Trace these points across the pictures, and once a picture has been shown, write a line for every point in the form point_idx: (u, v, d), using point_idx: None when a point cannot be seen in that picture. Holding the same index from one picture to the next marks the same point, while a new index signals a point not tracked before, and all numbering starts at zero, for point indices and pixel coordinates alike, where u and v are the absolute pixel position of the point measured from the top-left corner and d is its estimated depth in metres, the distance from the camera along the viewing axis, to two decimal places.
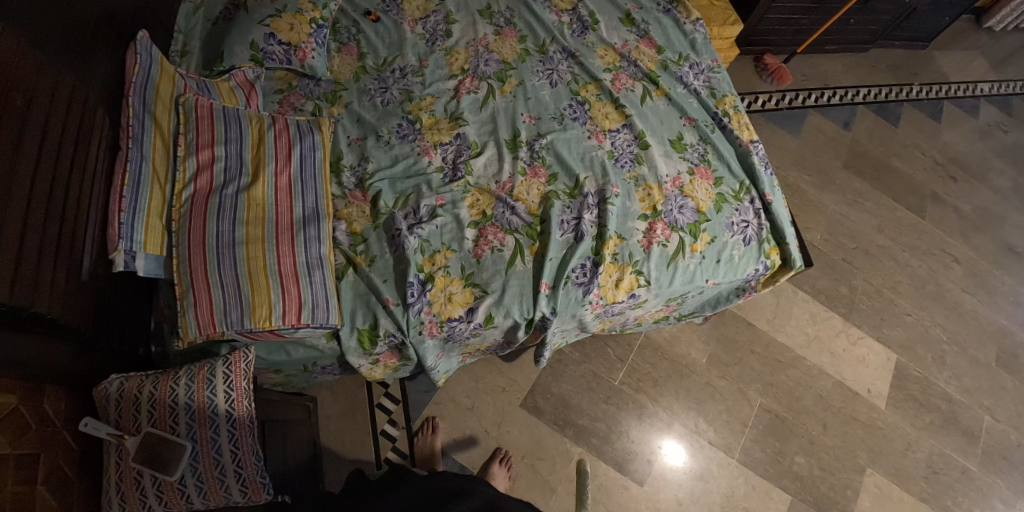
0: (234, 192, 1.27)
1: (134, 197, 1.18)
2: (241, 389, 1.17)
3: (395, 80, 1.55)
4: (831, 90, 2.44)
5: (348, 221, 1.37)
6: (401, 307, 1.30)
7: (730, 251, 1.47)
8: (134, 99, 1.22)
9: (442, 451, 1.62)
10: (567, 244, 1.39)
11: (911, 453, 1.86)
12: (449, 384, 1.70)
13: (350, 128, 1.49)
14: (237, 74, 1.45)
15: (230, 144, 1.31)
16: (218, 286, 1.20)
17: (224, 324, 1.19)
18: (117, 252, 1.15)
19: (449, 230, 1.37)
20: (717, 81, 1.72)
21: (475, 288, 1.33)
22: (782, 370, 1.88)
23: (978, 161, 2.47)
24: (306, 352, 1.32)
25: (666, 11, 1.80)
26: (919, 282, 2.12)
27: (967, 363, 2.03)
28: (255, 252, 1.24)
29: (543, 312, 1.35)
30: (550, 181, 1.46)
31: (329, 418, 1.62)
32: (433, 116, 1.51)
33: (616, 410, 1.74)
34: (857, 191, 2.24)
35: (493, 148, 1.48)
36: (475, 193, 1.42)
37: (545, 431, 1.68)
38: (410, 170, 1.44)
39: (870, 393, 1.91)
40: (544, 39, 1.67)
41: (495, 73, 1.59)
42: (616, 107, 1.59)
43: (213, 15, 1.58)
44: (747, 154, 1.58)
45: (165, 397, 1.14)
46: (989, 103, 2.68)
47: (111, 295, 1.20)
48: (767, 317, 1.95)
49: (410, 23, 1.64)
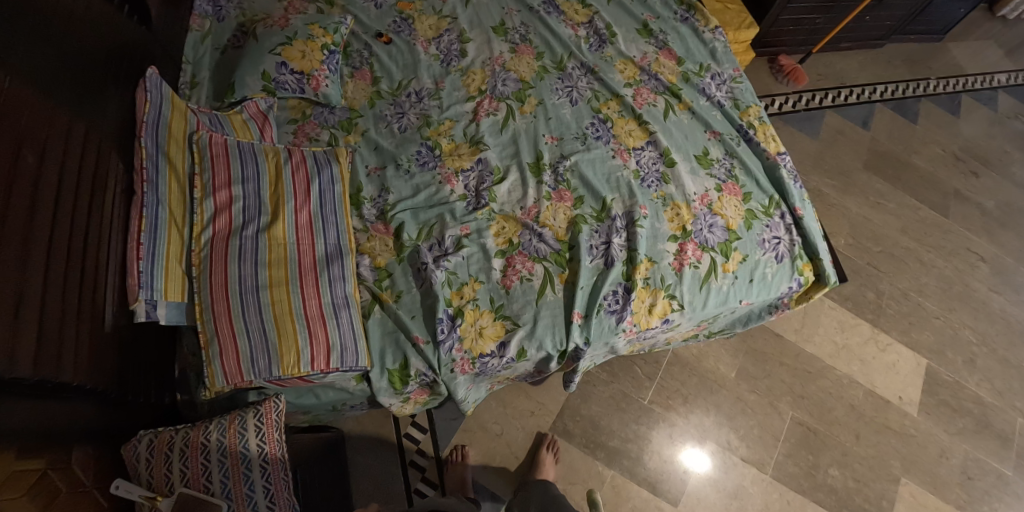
0: (254, 232, 1.25)
1: (151, 244, 1.16)
2: (274, 441, 1.14)
3: (412, 105, 1.51)
4: (848, 88, 2.39)
5: (372, 256, 1.34)
6: (431, 344, 1.27)
7: (762, 270, 1.44)
8: (146, 140, 1.20)
9: (472, 479, 1.58)
10: (598, 271, 1.35)
11: (945, 460, 1.83)
12: (476, 411, 1.66)
13: (368, 157, 1.45)
14: (249, 106, 1.41)
15: (247, 184, 1.29)
16: (243, 333, 1.18)
17: (252, 373, 1.17)
18: (137, 302, 1.13)
19: (475, 260, 1.34)
20: (740, 91, 1.67)
21: (505, 321, 1.30)
22: (812, 381, 1.85)
23: (998, 154, 2.43)
24: (335, 393, 1.28)
25: (684, 20, 1.76)
26: (945, 283, 2.09)
27: (998, 364, 2.00)
28: (279, 295, 1.22)
29: (577, 343, 1.31)
30: (576, 205, 1.41)
31: (357, 449, 1.59)
32: (453, 141, 1.47)
33: (647, 430, 1.70)
34: (879, 192, 2.20)
35: (516, 172, 1.44)
36: (500, 221, 1.38)
37: (576, 455, 1.65)
38: (432, 199, 1.40)
39: (902, 401, 1.88)
40: (562, 55, 1.63)
41: (513, 93, 1.54)
42: (639, 123, 1.55)
43: (221, 43, 1.56)
44: (775, 167, 1.55)
45: (197, 455, 1.11)
46: (1007, 94, 2.63)
47: (134, 345, 1.18)
48: (794, 327, 1.91)
49: (423, 43, 1.61)
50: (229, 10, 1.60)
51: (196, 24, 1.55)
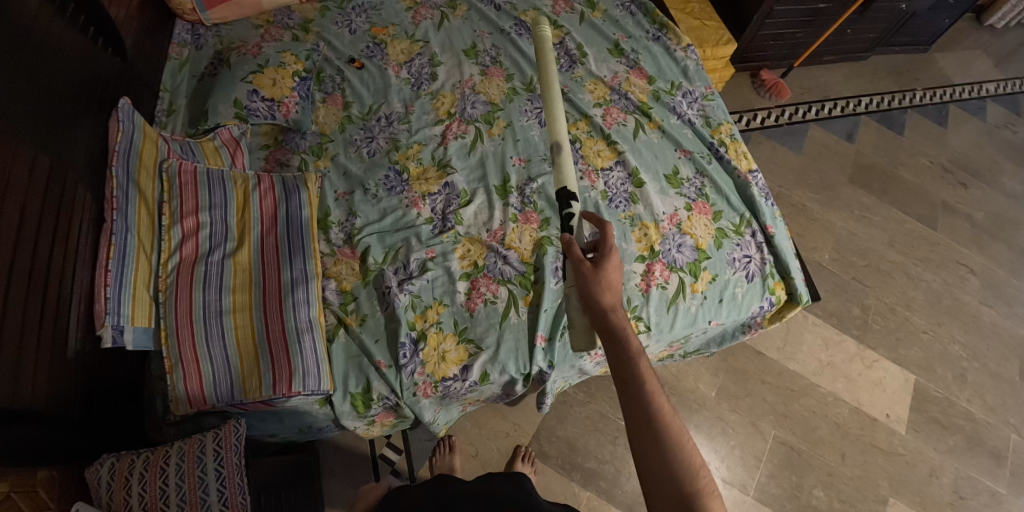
0: (220, 258, 1.26)
1: (119, 271, 1.15)
2: (232, 465, 1.15)
3: (381, 129, 1.53)
4: (832, 101, 2.40)
5: (338, 279, 1.34)
6: (394, 368, 1.28)
7: (732, 289, 1.43)
8: (117, 168, 1.18)
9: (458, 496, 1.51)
10: (562, 293, 1.38)
11: (935, 479, 1.77)
12: (451, 431, 1.66)
13: (337, 182, 1.46)
14: (222, 132, 1.40)
15: (215, 210, 1.29)
16: (207, 358, 1.18)
17: (214, 397, 1.18)
18: (104, 328, 1.11)
19: (440, 283, 1.36)
20: (712, 108, 1.70)
21: (469, 345, 1.32)
22: (795, 399, 1.82)
23: (988, 165, 2.41)
24: (300, 417, 1.29)
25: (656, 39, 1.80)
26: (934, 297, 2.06)
27: (989, 379, 1.95)
28: (243, 320, 1.23)
29: (541, 365, 1.35)
30: (543, 227, 1.45)
31: (332, 471, 1.58)
32: (421, 165, 1.49)
33: (624, 452, 1.69)
34: (864, 206, 2.18)
35: (483, 195, 1.47)
36: (465, 243, 1.40)
37: (552, 476, 1.64)
38: (398, 222, 1.42)
39: (889, 418, 1.83)
40: (531, 77, 1.67)
41: (482, 115, 1.58)
42: (608, 143, 1.55)
43: (198, 71, 1.57)
44: (746, 185, 1.56)
45: (156, 478, 1.12)
46: (996, 103, 2.62)
47: (99, 370, 1.18)
48: (777, 345, 1.89)
49: (394, 68, 1.63)
50: (208, 38, 1.61)
51: (174, 52, 1.57)
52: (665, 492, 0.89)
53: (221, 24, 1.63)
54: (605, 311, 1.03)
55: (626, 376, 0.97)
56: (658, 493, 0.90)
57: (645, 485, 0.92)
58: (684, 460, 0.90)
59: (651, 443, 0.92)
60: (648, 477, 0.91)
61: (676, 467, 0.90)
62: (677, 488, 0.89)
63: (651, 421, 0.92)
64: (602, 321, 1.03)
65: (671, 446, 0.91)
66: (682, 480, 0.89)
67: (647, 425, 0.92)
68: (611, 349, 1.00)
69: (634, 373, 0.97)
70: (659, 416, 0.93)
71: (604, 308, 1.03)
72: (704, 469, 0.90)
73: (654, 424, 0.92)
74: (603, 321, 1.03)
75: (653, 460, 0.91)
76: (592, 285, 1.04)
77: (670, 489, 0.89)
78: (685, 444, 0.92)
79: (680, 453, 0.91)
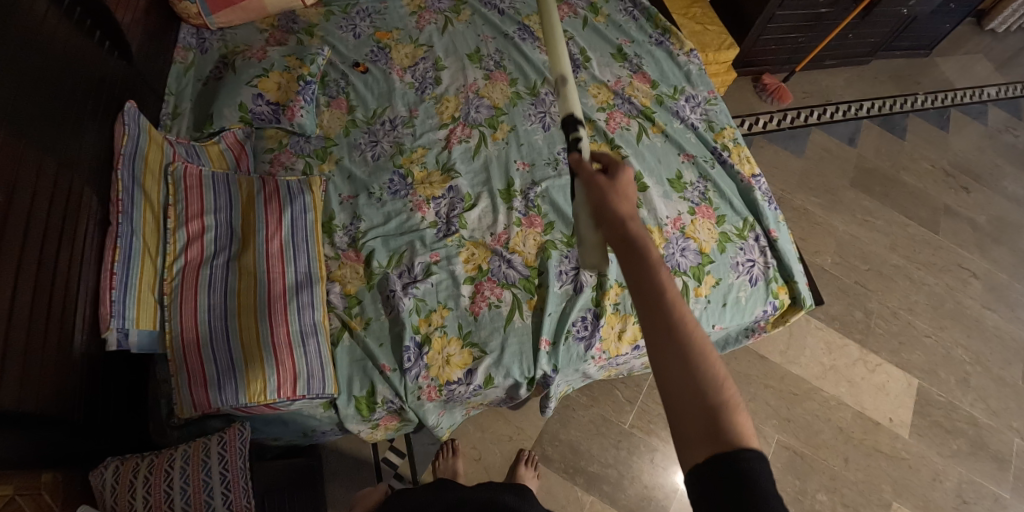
0: (225, 262, 1.25)
1: (124, 274, 1.15)
2: (236, 469, 1.15)
3: (385, 133, 1.54)
4: (834, 106, 2.41)
5: (342, 283, 1.35)
6: (398, 372, 1.28)
7: (735, 293, 1.44)
8: (123, 172, 1.19)
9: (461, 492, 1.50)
10: (566, 296, 1.38)
11: (939, 483, 1.76)
12: (454, 435, 1.65)
13: (341, 186, 1.46)
14: (227, 136, 1.42)
15: (220, 213, 1.29)
16: (212, 362, 1.17)
17: (219, 401, 1.16)
18: (109, 331, 1.12)
19: (444, 287, 1.36)
20: (715, 113, 1.71)
21: (473, 348, 1.32)
22: (798, 403, 1.81)
23: (989, 169, 2.41)
24: (303, 421, 1.29)
25: (659, 44, 1.81)
26: (936, 301, 2.06)
27: (992, 383, 1.95)
28: (247, 322, 1.21)
29: (544, 369, 1.34)
30: (547, 230, 1.45)
31: (334, 475, 1.57)
32: (425, 169, 1.50)
33: (627, 455, 1.69)
34: (866, 210, 2.19)
35: (487, 199, 1.47)
36: (470, 247, 1.41)
37: (555, 480, 1.63)
38: (402, 226, 1.42)
39: (893, 423, 1.83)
40: (535, 81, 1.67)
41: (486, 120, 1.58)
42: (611, 147, 1.56)
43: (203, 75, 1.57)
44: (749, 190, 1.57)
45: (160, 483, 1.11)
46: (997, 108, 2.62)
47: (103, 373, 1.19)
48: (780, 349, 1.89)
49: (398, 72, 1.64)
50: (213, 42, 1.62)
51: (179, 56, 1.57)
52: (683, 399, 0.76)
53: (226, 28, 1.64)
54: (615, 208, 0.91)
55: (639, 274, 0.84)
56: (673, 400, 0.77)
57: (661, 392, 0.79)
58: (705, 367, 0.77)
59: (665, 348, 0.79)
60: (665, 383, 0.78)
61: (694, 372, 0.77)
62: (696, 395, 0.76)
63: (667, 323, 0.79)
64: (614, 218, 0.91)
65: (688, 348, 0.78)
66: (703, 389, 0.76)
67: (662, 326, 0.79)
68: (620, 245, 0.88)
69: (648, 270, 0.84)
70: (676, 317, 0.80)
71: (614, 206, 0.91)
72: (727, 376, 0.77)
73: (669, 324, 0.79)
74: (613, 216, 0.91)
75: (670, 365, 0.78)
76: (605, 193, 0.93)
77: (687, 396, 0.76)
78: (705, 349, 0.78)
79: (700, 358, 0.77)
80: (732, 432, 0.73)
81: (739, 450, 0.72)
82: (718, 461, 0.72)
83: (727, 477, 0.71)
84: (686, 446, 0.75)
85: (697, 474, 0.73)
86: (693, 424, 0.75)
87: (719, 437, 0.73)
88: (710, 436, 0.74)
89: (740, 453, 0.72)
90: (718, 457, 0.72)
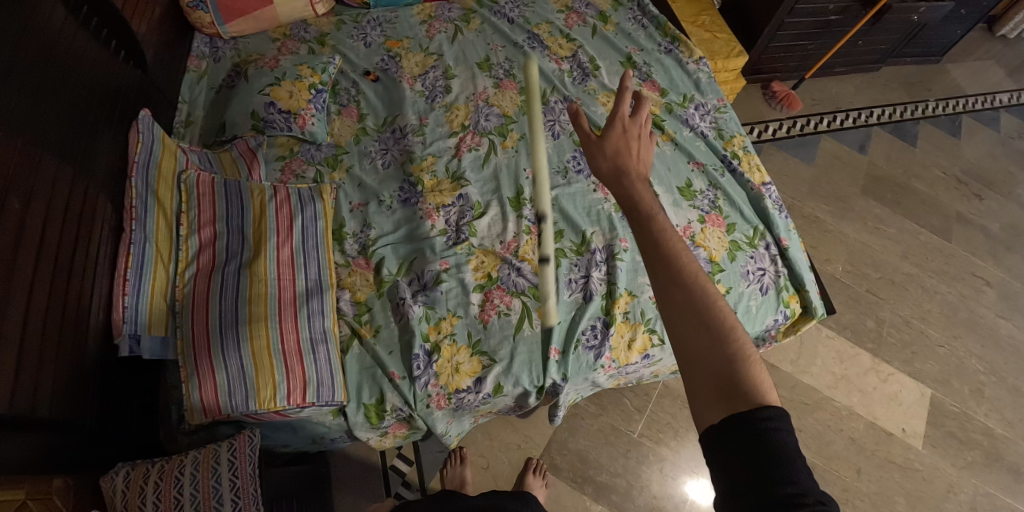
0: (236, 269, 1.24)
1: (137, 280, 1.16)
2: (246, 475, 1.15)
3: (395, 141, 1.55)
4: (844, 112, 2.40)
5: (352, 290, 1.35)
6: (407, 380, 1.28)
7: (747, 302, 1.44)
8: (137, 179, 1.20)
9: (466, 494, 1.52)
10: (576, 305, 1.39)
11: (953, 495, 1.74)
12: (463, 443, 1.65)
13: (351, 193, 1.47)
14: (239, 143, 1.43)
15: (231, 220, 1.29)
16: (222, 369, 1.15)
17: (229, 407, 1.16)
18: (121, 337, 1.13)
19: (454, 295, 1.36)
20: (724, 121, 1.71)
21: (482, 357, 1.32)
22: (809, 413, 1.80)
23: (1002, 176, 2.39)
24: (313, 428, 1.29)
25: (668, 52, 1.82)
26: (949, 310, 2.04)
27: (1007, 393, 1.93)
28: (257, 330, 1.19)
29: (554, 378, 1.34)
30: (556, 238, 1.45)
31: (343, 482, 1.57)
32: (435, 177, 1.50)
33: (637, 465, 1.68)
34: (877, 218, 2.17)
35: (496, 207, 1.48)
36: (480, 254, 1.42)
37: (563, 490, 1.62)
38: (413, 233, 1.43)
39: (905, 433, 1.81)
40: (545, 89, 1.68)
41: (496, 127, 1.59)
42: None
43: (216, 83, 1.59)
44: (759, 198, 1.57)
45: (170, 489, 1.11)
46: (1010, 114, 2.60)
47: (116, 379, 1.19)
48: (791, 358, 1.87)
49: (409, 80, 1.65)
50: (226, 51, 1.63)
51: (193, 65, 1.59)
52: (698, 357, 0.81)
53: (238, 37, 1.65)
54: (622, 181, 0.99)
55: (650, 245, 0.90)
56: (689, 359, 0.82)
57: (677, 351, 0.84)
58: (716, 323, 0.82)
59: (678, 310, 0.84)
60: (680, 340, 0.83)
61: (708, 329, 0.82)
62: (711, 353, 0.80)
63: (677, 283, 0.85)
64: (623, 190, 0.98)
65: (699, 307, 0.83)
66: (717, 344, 0.81)
67: (672, 288, 0.85)
68: (630, 214, 0.95)
69: (655, 236, 0.90)
70: (686, 276, 0.86)
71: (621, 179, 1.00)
72: (739, 331, 0.82)
73: (680, 285, 0.85)
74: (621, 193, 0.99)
75: (684, 323, 0.83)
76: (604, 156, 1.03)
77: (700, 351, 0.81)
78: (716, 306, 0.84)
79: (712, 315, 0.83)
80: (748, 383, 0.77)
81: (756, 404, 0.76)
82: (737, 416, 0.75)
83: (746, 431, 0.74)
84: (702, 404, 0.79)
85: (716, 432, 0.76)
86: (709, 379, 0.79)
87: (735, 391, 0.77)
88: (723, 392, 0.78)
89: (758, 406, 0.75)
90: (737, 412, 0.76)
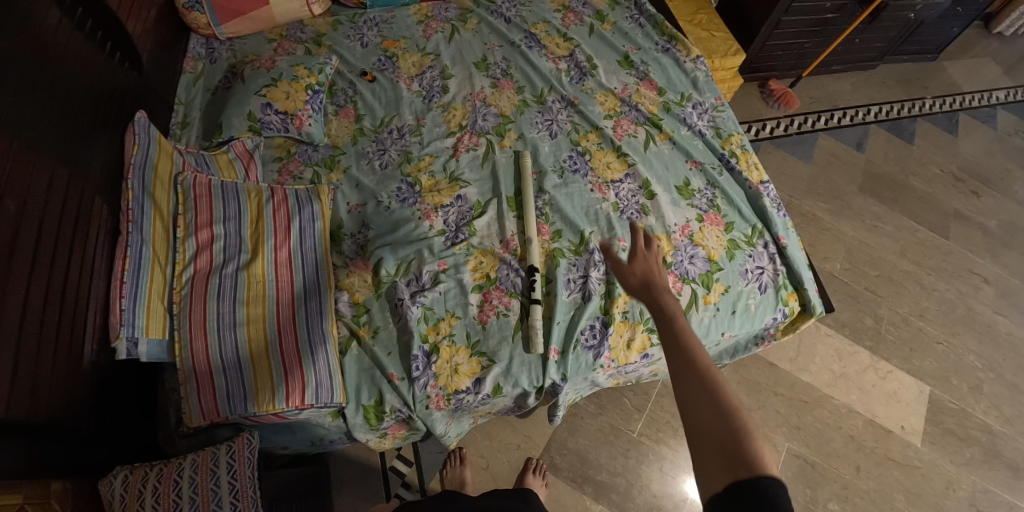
0: (233, 271, 1.24)
1: (134, 283, 1.14)
2: (245, 477, 1.15)
3: (393, 141, 1.54)
4: (841, 110, 2.40)
5: (350, 291, 1.34)
6: (406, 381, 1.28)
7: (745, 300, 1.44)
8: (133, 182, 1.18)
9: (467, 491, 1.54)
10: (575, 304, 1.38)
11: (952, 492, 1.74)
12: (462, 444, 1.65)
13: (350, 194, 1.47)
14: (237, 145, 1.41)
15: (229, 222, 1.27)
16: (220, 371, 1.17)
17: (227, 410, 1.16)
18: (118, 340, 1.11)
19: (453, 295, 1.36)
20: (722, 120, 1.71)
21: (481, 357, 1.32)
22: (808, 411, 1.80)
23: (1000, 173, 2.39)
24: (312, 430, 1.29)
25: (666, 51, 1.81)
26: (948, 307, 2.04)
27: (1006, 390, 1.93)
28: (256, 332, 1.21)
29: (553, 378, 1.34)
30: (554, 238, 1.45)
31: (343, 482, 1.57)
32: (433, 177, 1.50)
33: (637, 464, 1.67)
34: (875, 215, 2.17)
35: (495, 206, 1.48)
36: (478, 255, 1.41)
37: (564, 489, 1.62)
38: (411, 234, 1.42)
39: (904, 430, 1.81)
40: (542, 88, 1.68)
41: (493, 127, 1.59)
42: (618, 155, 1.59)
43: (213, 84, 1.57)
44: (758, 197, 1.56)
45: (168, 491, 1.11)
46: (1007, 111, 2.61)
47: (113, 383, 1.18)
48: (790, 356, 1.88)
49: (406, 80, 1.65)
50: (222, 52, 1.62)
51: (189, 66, 1.58)
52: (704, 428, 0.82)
53: (235, 38, 1.65)
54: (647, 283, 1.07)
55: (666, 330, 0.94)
56: (695, 430, 0.82)
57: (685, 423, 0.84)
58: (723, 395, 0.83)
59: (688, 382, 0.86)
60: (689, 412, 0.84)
61: (715, 400, 0.83)
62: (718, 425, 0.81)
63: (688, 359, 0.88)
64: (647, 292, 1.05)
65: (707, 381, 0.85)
66: (724, 416, 0.81)
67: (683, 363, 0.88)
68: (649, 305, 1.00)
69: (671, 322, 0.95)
70: (692, 346, 0.90)
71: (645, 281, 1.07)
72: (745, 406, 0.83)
73: (686, 354, 0.89)
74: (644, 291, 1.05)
75: (691, 388, 0.85)
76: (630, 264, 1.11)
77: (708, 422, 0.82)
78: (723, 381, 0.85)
79: (720, 391, 0.84)
80: (752, 455, 0.78)
81: (760, 475, 0.75)
82: (740, 484, 0.75)
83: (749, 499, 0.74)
84: (707, 475, 0.79)
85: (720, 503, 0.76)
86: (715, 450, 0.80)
87: (739, 461, 0.77)
88: (729, 465, 0.78)
89: (762, 477, 0.75)
90: (742, 483, 0.75)
